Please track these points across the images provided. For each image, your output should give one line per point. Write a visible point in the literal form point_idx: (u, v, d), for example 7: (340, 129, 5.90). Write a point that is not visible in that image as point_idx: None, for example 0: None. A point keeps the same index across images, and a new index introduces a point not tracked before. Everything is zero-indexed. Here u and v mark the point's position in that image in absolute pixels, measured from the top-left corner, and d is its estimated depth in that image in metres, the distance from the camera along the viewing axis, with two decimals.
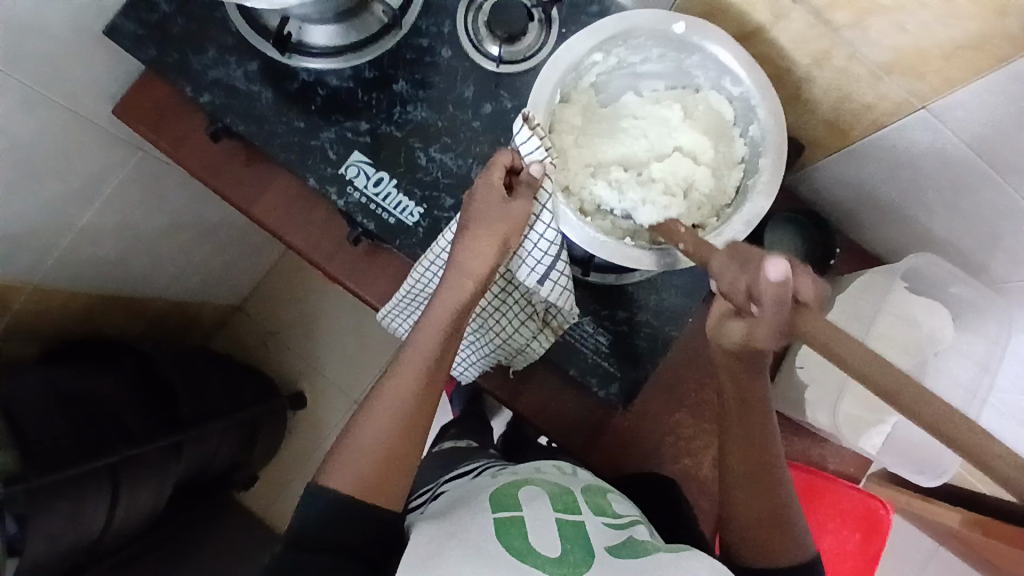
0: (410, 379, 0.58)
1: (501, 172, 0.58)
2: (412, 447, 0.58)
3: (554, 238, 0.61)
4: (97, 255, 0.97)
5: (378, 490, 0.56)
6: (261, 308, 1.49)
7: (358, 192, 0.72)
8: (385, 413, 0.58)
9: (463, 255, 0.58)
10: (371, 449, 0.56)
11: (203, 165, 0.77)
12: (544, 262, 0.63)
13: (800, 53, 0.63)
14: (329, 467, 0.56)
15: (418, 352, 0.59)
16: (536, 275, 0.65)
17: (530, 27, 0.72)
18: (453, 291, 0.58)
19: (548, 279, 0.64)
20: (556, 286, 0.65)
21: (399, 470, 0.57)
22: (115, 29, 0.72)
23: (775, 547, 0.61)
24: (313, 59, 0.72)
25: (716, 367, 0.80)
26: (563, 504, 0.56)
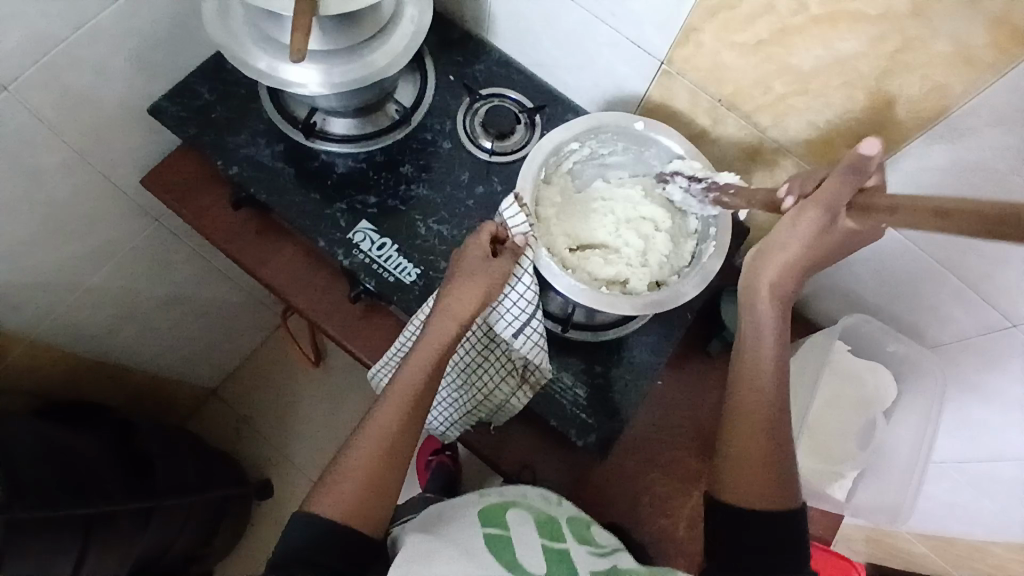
0: (395, 411, 0.62)
1: (487, 236, 0.67)
2: (393, 477, 0.62)
3: (530, 297, 0.70)
4: (93, 317, 1.00)
5: (359, 516, 0.59)
6: (237, 394, 1.49)
7: (362, 254, 0.81)
8: (371, 445, 0.62)
9: (449, 300, 0.65)
10: (357, 479, 0.60)
11: (220, 229, 0.86)
12: (520, 318, 0.71)
13: (736, 150, 0.78)
14: (316, 494, 0.60)
15: (404, 390, 0.63)
16: (511, 330, 0.72)
17: (517, 127, 0.87)
18: (437, 332, 0.65)
19: (522, 333, 0.72)
20: (529, 340, 0.72)
21: (380, 499, 0.61)
22: (161, 110, 0.83)
23: (759, 484, 0.62)
24: (332, 144, 0.84)
25: (685, 428, 0.86)
26: (549, 533, 0.62)
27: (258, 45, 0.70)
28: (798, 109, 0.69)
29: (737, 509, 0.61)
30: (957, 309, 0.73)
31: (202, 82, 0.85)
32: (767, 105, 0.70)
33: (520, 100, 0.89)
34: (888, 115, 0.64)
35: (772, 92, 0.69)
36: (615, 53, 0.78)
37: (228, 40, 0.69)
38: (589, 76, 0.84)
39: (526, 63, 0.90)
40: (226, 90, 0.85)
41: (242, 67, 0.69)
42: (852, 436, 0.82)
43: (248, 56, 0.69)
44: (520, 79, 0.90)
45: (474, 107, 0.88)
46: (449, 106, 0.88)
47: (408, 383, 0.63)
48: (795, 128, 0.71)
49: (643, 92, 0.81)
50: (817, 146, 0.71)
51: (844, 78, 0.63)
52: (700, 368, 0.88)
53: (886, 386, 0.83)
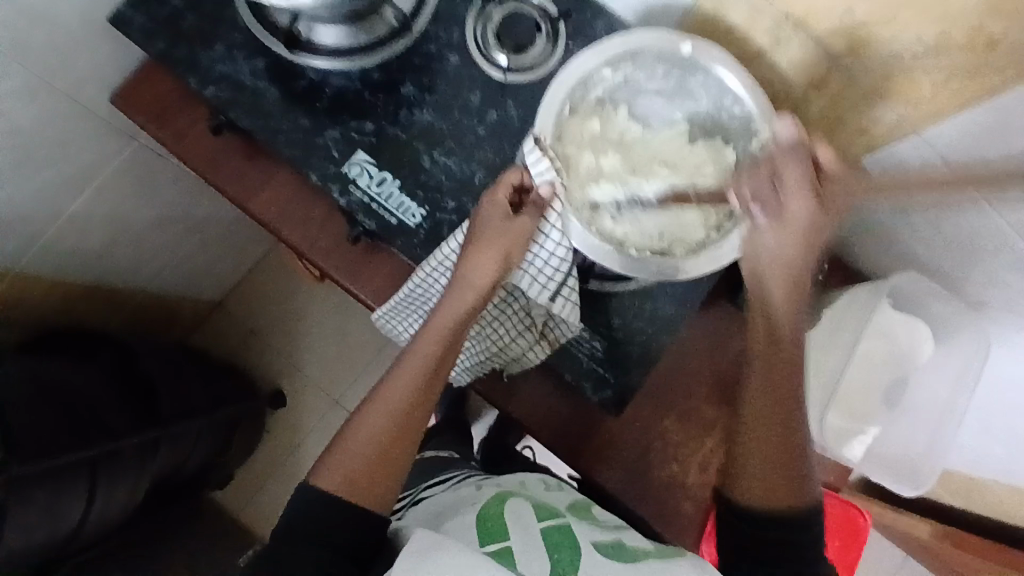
0: (410, 383, 0.59)
1: (506, 191, 0.60)
2: (406, 451, 0.59)
3: (563, 254, 0.64)
4: (81, 245, 0.95)
5: (370, 488, 0.57)
6: (244, 306, 1.47)
7: (360, 192, 0.72)
8: (383, 416, 0.59)
9: (465, 268, 0.59)
10: (363, 452, 0.58)
11: (203, 158, 0.77)
12: (554, 279, 0.65)
13: (796, 78, 0.66)
14: (323, 462, 0.58)
15: (418, 360, 0.60)
16: (546, 292, 0.65)
17: (538, 38, 0.74)
18: (453, 303, 0.60)
19: (559, 296, 0.65)
20: (567, 302, 0.64)
21: (389, 474, 0.58)
22: (121, 17, 0.71)
23: (778, 492, 0.61)
24: (319, 57, 0.72)
25: (705, 377, 0.82)
26: (548, 512, 0.61)
27: None
28: (880, 37, 0.56)
29: (749, 508, 0.61)
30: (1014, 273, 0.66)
31: None
32: (844, 29, 0.58)
33: (542, 4, 0.75)
34: (981, 58, 0.52)
35: (851, 17, 0.57)
36: None
37: None
38: None
39: None
40: None
41: None
42: (878, 394, 0.79)
43: None
44: None
45: (486, 12, 0.74)
46: (457, 11, 0.75)
47: (422, 355, 0.60)
48: (873, 59, 0.59)
49: (691, 1, 0.67)
50: (897, 81, 0.59)
51: (941, 13, 0.51)
52: (725, 315, 0.82)
53: (923, 344, 0.77)
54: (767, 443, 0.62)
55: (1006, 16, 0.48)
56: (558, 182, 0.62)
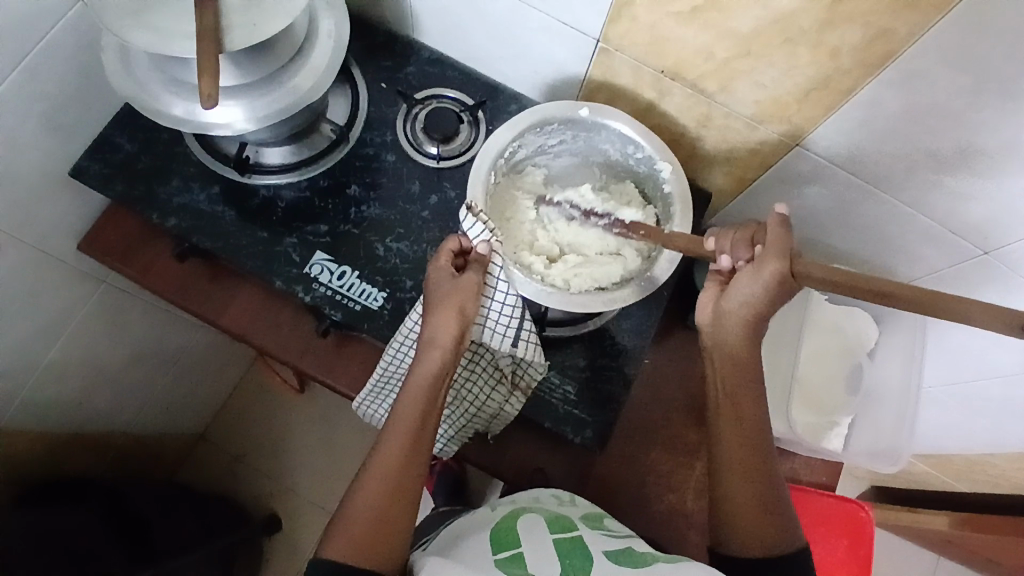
0: (396, 446, 0.60)
1: (450, 255, 0.65)
2: (404, 512, 0.59)
3: (514, 302, 0.67)
4: (59, 392, 0.96)
5: (375, 557, 0.57)
6: (227, 433, 1.46)
7: (323, 287, 0.77)
8: (375, 485, 0.59)
9: (427, 331, 0.63)
10: (364, 520, 0.58)
11: (170, 284, 0.82)
12: (510, 326, 0.68)
13: (688, 120, 0.77)
14: (327, 539, 0.58)
15: (401, 424, 0.61)
16: (506, 341, 0.69)
17: (461, 127, 0.84)
18: (423, 364, 0.63)
19: (519, 341, 0.69)
20: (527, 345, 0.69)
21: (394, 534, 0.58)
22: (81, 171, 0.78)
23: (763, 528, 0.60)
24: (270, 176, 0.80)
25: (681, 402, 0.86)
26: (562, 527, 0.66)
27: (170, 89, 0.64)
28: (743, 73, 0.67)
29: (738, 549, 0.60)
30: (929, 247, 0.74)
31: (119, 133, 0.80)
32: (712, 72, 0.69)
33: (459, 98, 0.85)
34: (834, 65, 0.62)
35: (715, 58, 0.67)
36: (548, 37, 0.75)
37: (138, 90, 0.65)
38: (526, 63, 0.81)
39: (458, 58, 0.86)
40: (148, 137, 0.80)
41: (156, 118, 0.64)
42: (840, 384, 0.83)
43: (160, 103, 0.64)
44: (456, 76, 0.87)
45: (412, 113, 0.84)
46: (387, 116, 0.84)
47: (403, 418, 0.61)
48: (743, 91, 0.69)
49: (584, 73, 0.78)
50: (768, 104, 0.69)
51: (786, 36, 0.61)
52: (683, 339, 0.88)
53: (866, 330, 0.84)
54: (748, 469, 0.62)
55: (840, 27, 0.58)
56: (494, 239, 0.66)
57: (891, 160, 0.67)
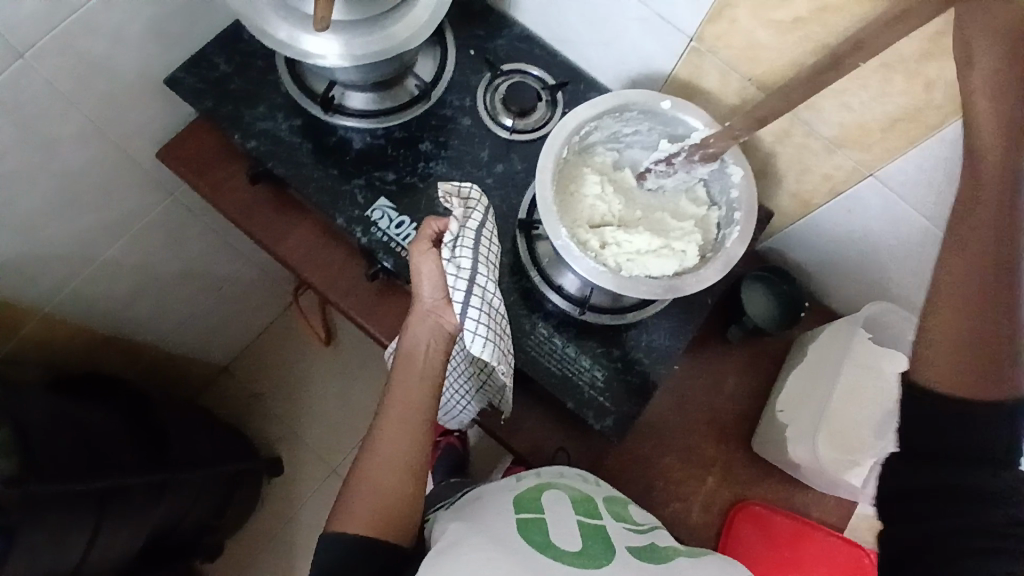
0: (393, 426, 0.67)
1: (428, 239, 0.66)
2: (407, 487, 0.66)
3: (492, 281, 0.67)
4: (109, 290, 1.01)
5: (390, 529, 0.64)
6: (249, 370, 1.50)
7: (381, 232, 0.80)
8: (379, 464, 0.66)
9: (416, 314, 0.67)
10: (372, 494, 0.65)
11: (235, 204, 0.85)
12: (487, 303, 0.69)
13: (765, 133, 0.77)
14: (339, 512, 0.65)
15: (398, 405, 0.67)
16: (477, 321, 0.70)
17: (539, 105, 0.85)
18: (412, 345, 0.67)
19: (492, 322, 0.70)
20: (499, 321, 0.69)
21: (399, 508, 0.65)
22: (176, 81, 0.82)
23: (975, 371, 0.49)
24: (350, 118, 0.82)
25: (703, 414, 0.86)
26: (585, 508, 0.66)
27: (278, 13, 0.67)
28: (833, 92, 0.67)
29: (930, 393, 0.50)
30: None
31: (218, 52, 0.83)
32: None
33: (542, 78, 0.87)
34: (926, 97, 0.62)
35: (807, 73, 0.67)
36: (642, 28, 0.76)
37: (248, 8, 0.68)
38: (614, 53, 0.82)
39: (548, 39, 0.88)
40: (243, 60, 0.83)
41: (261, 38, 0.67)
42: (871, 424, 0.82)
43: (267, 24, 0.67)
44: (543, 56, 0.88)
45: (494, 84, 0.86)
46: (469, 82, 0.86)
47: (398, 401, 0.67)
48: (828, 112, 0.69)
49: (669, 70, 0.79)
50: (850, 129, 0.69)
51: (884, 61, 0.61)
52: (716, 354, 0.88)
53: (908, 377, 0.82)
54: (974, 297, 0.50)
55: (940, 57, 0.58)
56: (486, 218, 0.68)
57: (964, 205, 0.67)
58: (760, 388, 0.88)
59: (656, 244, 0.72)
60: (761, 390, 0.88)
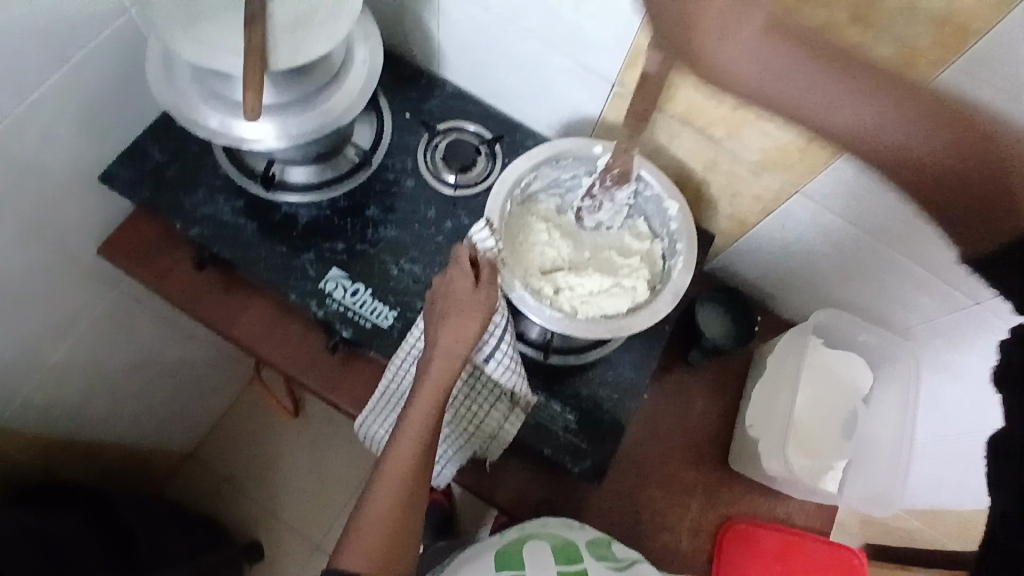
0: (406, 457, 0.61)
1: (468, 261, 0.65)
2: (414, 520, 0.61)
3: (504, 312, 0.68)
4: (60, 394, 0.96)
5: (392, 566, 0.59)
6: (218, 453, 1.44)
7: (336, 303, 0.79)
8: (387, 496, 0.60)
9: (441, 337, 0.63)
10: (378, 528, 0.59)
11: (184, 292, 0.83)
12: (494, 337, 0.69)
13: (695, 163, 0.81)
14: (342, 545, 0.59)
15: (411, 434, 0.62)
16: (483, 354, 0.70)
17: (478, 159, 0.88)
18: (436, 372, 0.63)
19: (494, 357, 0.70)
20: (500, 364, 0.71)
21: (403, 543, 0.60)
22: (111, 175, 0.81)
23: None
24: (293, 193, 0.83)
25: (678, 439, 0.88)
26: (567, 557, 0.67)
27: (209, 102, 0.68)
28: (751, 121, 0.71)
29: None
30: (924, 295, 0.78)
31: (151, 142, 0.83)
32: (721, 118, 0.73)
33: (479, 132, 0.90)
34: None
35: (724, 106, 0.71)
36: (568, 78, 0.80)
37: (177, 101, 0.68)
38: (544, 102, 0.85)
39: (480, 95, 0.91)
40: (178, 147, 0.83)
41: (194, 129, 0.67)
42: (836, 425, 0.85)
43: (198, 115, 0.68)
44: (477, 111, 0.91)
45: (433, 143, 0.88)
46: (408, 144, 0.88)
47: (411, 428, 0.62)
48: (750, 140, 0.73)
49: (598, 114, 0.82)
50: (772, 153, 0.73)
51: None
52: (682, 377, 0.90)
53: (862, 376, 0.86)
54: None
55: None
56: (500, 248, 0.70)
57: (885, 211, 0.72)
58: (729, 406, 0.90)
59: (604, 283, 0.74)
60: (730, 408, 0.90)
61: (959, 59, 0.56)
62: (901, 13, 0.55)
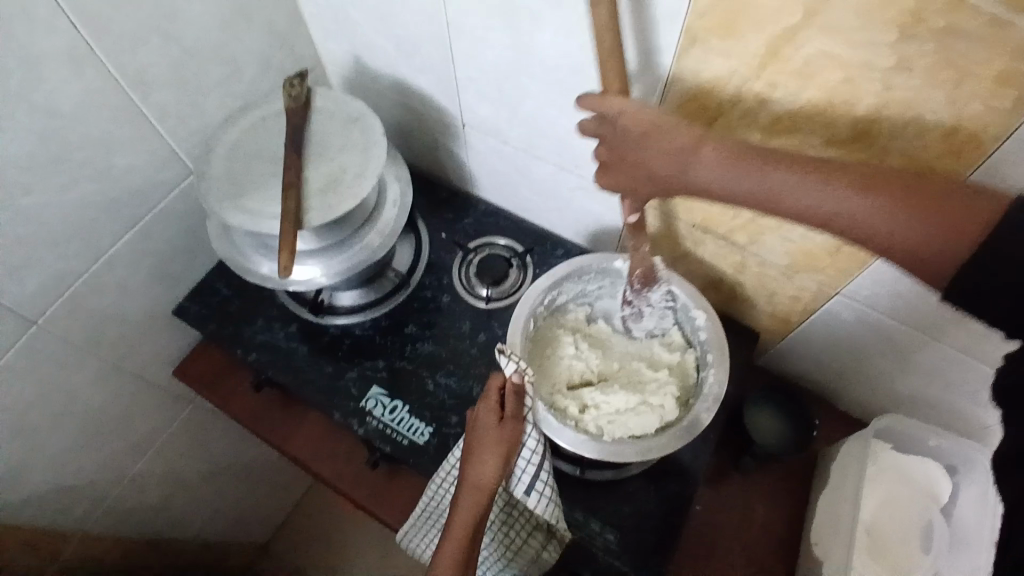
0: None
1: (495, 394, 0.67)
2: None
3: (535, 446, 0.67)
4: (142, 501, 1.05)
5: None
6: (288, 549, 1.50)
7: (376, 421, 0.83)
8: None
9: (472, 472, 0.64)
10: None
11: (244, 412, 0.91)
12: (528, 471, 0.68)
13: (724, 266, 0.80)
14: None
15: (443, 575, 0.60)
16: (522, 486, 0.69)
17: (510, 271, 0.91)
18: (468, 507, 0.63)
19: (533, 490, 0.69)
20: (540, 497, 0.69)
21: None
22: (184, 310, 0.91)
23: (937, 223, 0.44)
24: (340, 316, 0.89)
25: (734, 554, 0.82)
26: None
27: (261, 252, 0.76)
28: (771, 228, 0.70)
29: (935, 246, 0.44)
30: (996, 394, 0.70)
31: (219, 278, 0.93)
32: (740, 226, 0.72)
33: (511, 244, 0.94)
34: None
35: (741, 216, 0.71)
36: (588, 194, 0.82)
37: (234, 253, 0.77)
38: (569, 214, 0.88)
39: (511, 209, 0.96)
40: (240, 281, 0.93)
41: (249, 277, 0.76)
42: (916, 540, 0.75)
43: (252, 264, 0.76)
44: (508, 224, 0.96)
45: (467, 258, 0.93)
46: (444, 261, 0.93)
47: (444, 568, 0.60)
48: (774, 245, 0.72)
49: (621, 224, 0.84)
50: (799, 257, 0.71)
51: None
52: (733, 484, 0.85)
53: (941, 482, 0.77)
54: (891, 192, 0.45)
55: None
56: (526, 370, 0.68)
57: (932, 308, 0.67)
58: (787, 516, 0.84)
59: (632, 399, 0.74)
60: (790, 518, 0.84)
61: (979, 165, 0.52)
62: (904, 125, 0.53)
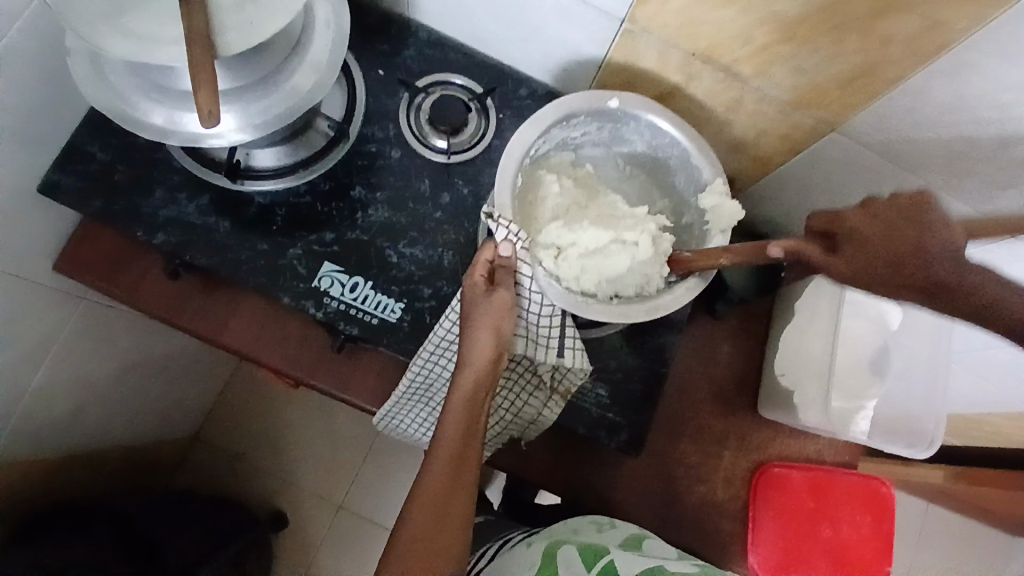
0: (440, 467, 0.57)
1: (483, 268, 0.62)
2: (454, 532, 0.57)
3: (552, 310, 0.64)
4: (50, 418, 0.89)
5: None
6: (224, 434, 1.41)
7: (336, 301, 0.72)
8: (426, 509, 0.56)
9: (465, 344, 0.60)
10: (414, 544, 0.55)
11: (161, 304, 0.75)
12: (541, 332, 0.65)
13: (715, 103, 0.72)
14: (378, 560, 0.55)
15: (446, 444, 0.58)
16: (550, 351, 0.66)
17: (469, 117, 0.77)
18: (467, 377, 0.60)
19: (565, 348, 0.66)
20: (574, 352, 0.66)
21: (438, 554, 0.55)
22: (53, 185, 0.69)
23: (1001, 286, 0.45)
24: (264, 181, 0.72)
25: (705, 390, 0.86)
26: (594, 554, 0.65)
27: (152, 96, 0.56)
28: (783, 57, 0.62)
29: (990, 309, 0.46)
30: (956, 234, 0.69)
31: (91, 140, 0.71)
32: (747, 56, 0.64)
33: (467, 85, 0.79)
34: (885, 53, 0.57)
35: (753, 43, 0.62)
36: (567, 19, 0.68)
37: (113, 98, 0.57)
38: (538, 46, 0.74)
39: (461, 39, 0.79)
40: (123, 143, 0.72)
41: (138, 130, 0.56)
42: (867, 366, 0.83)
43: (141, 113, 0.56)
44: (459, 59, 0.79)
45: (415, 102, 0.77)
46: (387, 108, 0.77)
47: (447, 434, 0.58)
48: (781, 77, 0.65)
49: (603, 55, 0.72)
50: (805, 91, 0.65)
51: (835, 20, 0.56)
52: (705, 326, 0.87)
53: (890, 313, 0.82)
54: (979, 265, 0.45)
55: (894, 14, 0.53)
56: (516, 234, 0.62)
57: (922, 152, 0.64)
58: (752, 352, 0.88)
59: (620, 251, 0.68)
60: (754, 353, 0.88)
61: None
62: None
